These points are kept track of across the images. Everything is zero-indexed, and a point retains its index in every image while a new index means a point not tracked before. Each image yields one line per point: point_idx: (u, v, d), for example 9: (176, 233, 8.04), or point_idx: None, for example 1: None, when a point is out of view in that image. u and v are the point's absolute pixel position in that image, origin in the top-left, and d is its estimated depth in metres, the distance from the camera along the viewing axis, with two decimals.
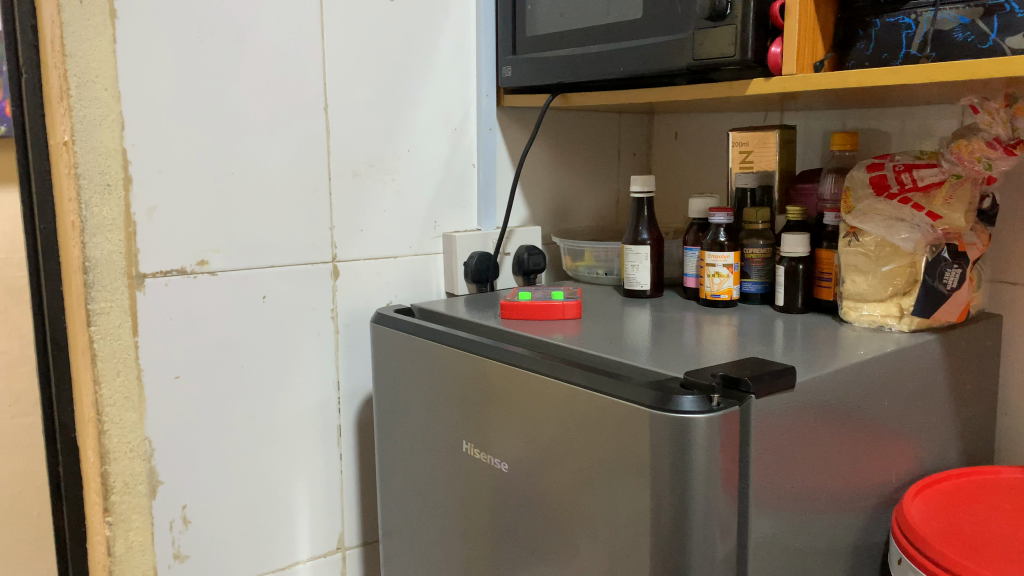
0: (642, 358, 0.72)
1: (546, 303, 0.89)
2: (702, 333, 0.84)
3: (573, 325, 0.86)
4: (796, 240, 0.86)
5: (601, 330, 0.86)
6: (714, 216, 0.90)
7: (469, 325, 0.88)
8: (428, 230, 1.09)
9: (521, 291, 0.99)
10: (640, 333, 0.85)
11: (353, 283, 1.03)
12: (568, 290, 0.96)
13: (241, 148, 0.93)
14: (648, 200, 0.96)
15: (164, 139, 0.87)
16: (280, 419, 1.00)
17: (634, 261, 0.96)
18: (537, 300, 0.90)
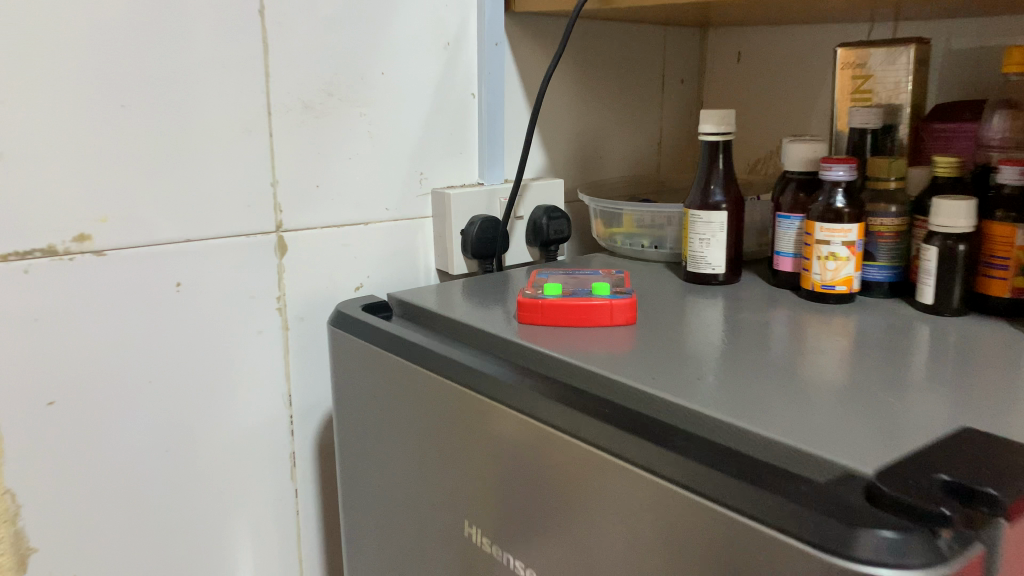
0: (756, 404, 0.44)
1: (582, 300, 0.59)
2: (818, 343, 0.56)
3: (626, 333, 0.58)
4: (957, 209, 0.57)
5: (668, 338, 0.57)
6: (830, 170, 0.62)
7: (467, 330, 0.60)
8: (412, 184, 0.80)
9: (542, 273, 0.70)
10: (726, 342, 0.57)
11: (308, 261, 0.74)
12: (607, 273, 0.67)
13: (138, 67, 0.63)
14: (725, 145, 0.68)
15: (11, 52, 0.57)
16: (209, 450, 0.72)
17: (703, 233, 0.68)
18: (569, 297, 0.60)
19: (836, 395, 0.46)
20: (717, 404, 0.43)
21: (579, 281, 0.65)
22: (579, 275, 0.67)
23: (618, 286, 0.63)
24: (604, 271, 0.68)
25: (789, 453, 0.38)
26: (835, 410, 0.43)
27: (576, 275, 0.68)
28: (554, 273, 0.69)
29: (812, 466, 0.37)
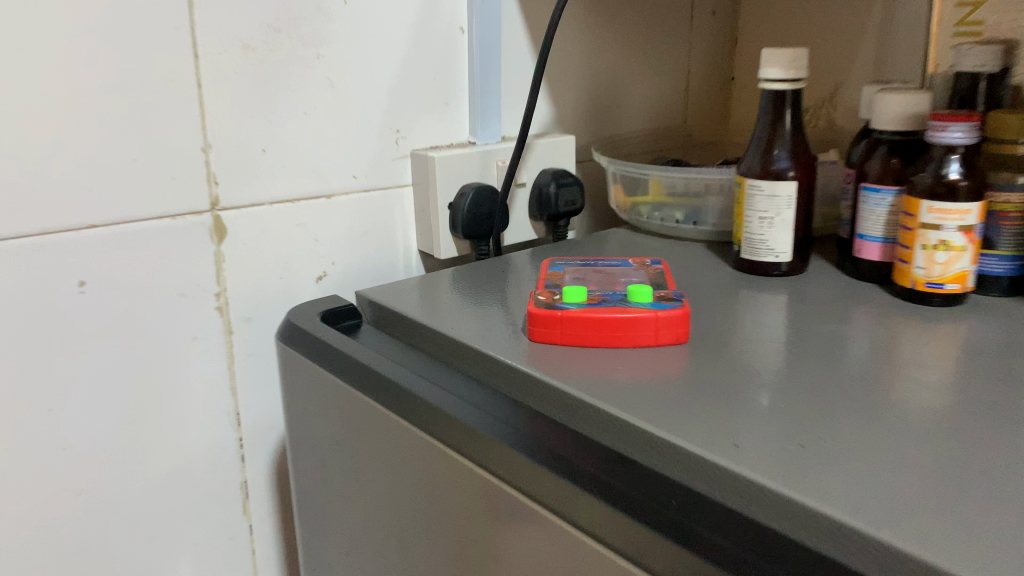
0: (890, 484, 0.29)
1: (615, 314, 0.44)
2: (931, 363, 0.42)
3: (676, 358, 0.43)
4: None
5: (733, 361, 0.42)
6: (945, 131, 0.46)
7: (461, 354, 0.44)
8: (386, 144, 0.63)
9: (558, 262, 0.54)
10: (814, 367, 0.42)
11: (255, 247, 0.58)
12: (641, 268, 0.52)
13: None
14: (794, 97, 0.52)
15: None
16: (135, 491, 0.57)
17: (765, 211, 0.53)
18: (598, 308, 0.44)
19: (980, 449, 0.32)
20: (833, 491, 0.28)
21: (607, 279, 0.50)
22: (606, 269, 0.52)
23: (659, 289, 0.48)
24: (637, 263, 0.53)
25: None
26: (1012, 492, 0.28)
27: (603, 268, 0.52)
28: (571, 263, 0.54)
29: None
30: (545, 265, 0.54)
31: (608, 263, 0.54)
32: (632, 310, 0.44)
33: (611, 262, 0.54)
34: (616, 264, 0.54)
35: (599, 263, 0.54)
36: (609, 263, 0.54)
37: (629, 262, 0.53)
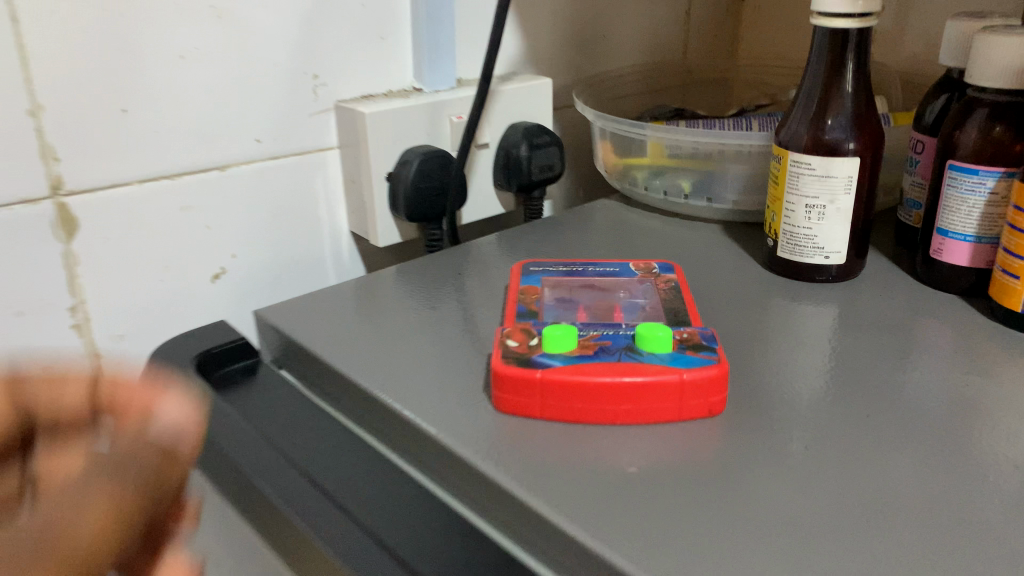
0: None
1: (622, 378, 0.30)
2: None
3: (711, 448, 0.29)
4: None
5: (794, 451, 0.29)
6: None
7: (413, 437, 0.31)
8: (301, 93, 0.47)
9: (533, 266, 0.40)
10: (912, 456, 0.29)
11: (119, 243, 0.42)
12: (649, 279, 0.39)
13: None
14: (860, 40, 0.37)
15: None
16: None
17: (814, 198, 0.39)
18: (596, 364, 0.30)
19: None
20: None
21: (606, 302, 0.37)
22: (602, 283, 0.38)
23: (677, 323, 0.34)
24: (643, 270, 0.39)
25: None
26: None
27: (599, 280, 0.39)
28: (551, 269, 0.40)
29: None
30: (514, 270, 0.40)
31: (603, 268, 0.40)
32: (648, 371, 0.30)
33: (608, 266, 0.40)
34: (613, 270, 0.39)
35: (591, 270, 0.39)
36: (606, 268, 0.40)
37: (632, 268, 0.39)
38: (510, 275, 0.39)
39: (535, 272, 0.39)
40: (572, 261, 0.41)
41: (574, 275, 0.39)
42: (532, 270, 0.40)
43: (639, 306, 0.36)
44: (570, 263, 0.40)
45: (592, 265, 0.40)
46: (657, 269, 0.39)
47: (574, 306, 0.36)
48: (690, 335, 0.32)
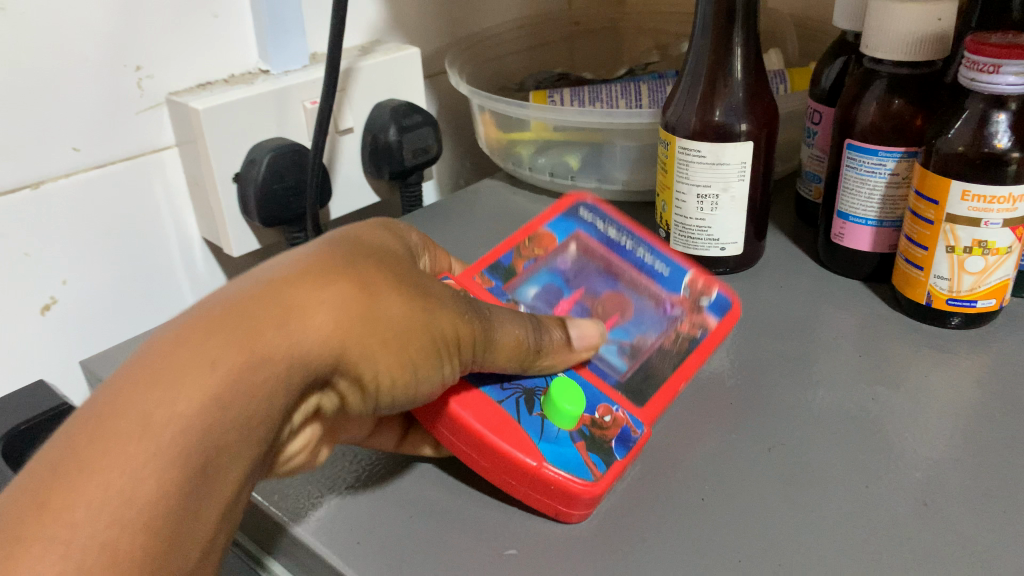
0: None
1: (478, 427, 0.26)
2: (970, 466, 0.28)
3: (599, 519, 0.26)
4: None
5: (689, 506, 0.26)
6: (998, 77, 0.29)
7: (263, 531, 0.27)
8: (121, 88, 0.40)
9: (588, 210, 0.34)
10: (817, 501, 0.26)
11: None
12: (678, 310, 0.33)
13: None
14: (749, 10, 0.33)
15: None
16: None
17: (706, 186, 0.35)
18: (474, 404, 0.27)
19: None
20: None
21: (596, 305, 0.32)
22: (624, 275, 0.33)
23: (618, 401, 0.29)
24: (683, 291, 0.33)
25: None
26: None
27: (626, 271, 0.33)
28: (597, 227, 0.34)
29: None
30: (571, 199, 0.35)
31: (651, 261, 0.34)
32: (509, 434, 0.26)
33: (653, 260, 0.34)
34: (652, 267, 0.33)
35: (627, 252, 0.34)
36: (653, 263, 0.33)
37: (677, 279, 0.33)
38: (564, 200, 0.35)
39: (580, 219, 0.34)
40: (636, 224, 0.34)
41: (608, 253, 0.33)
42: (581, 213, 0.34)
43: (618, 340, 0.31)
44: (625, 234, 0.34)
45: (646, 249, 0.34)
46: (706, 302, 0.33)
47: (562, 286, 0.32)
48: (612, 423, 0.28)
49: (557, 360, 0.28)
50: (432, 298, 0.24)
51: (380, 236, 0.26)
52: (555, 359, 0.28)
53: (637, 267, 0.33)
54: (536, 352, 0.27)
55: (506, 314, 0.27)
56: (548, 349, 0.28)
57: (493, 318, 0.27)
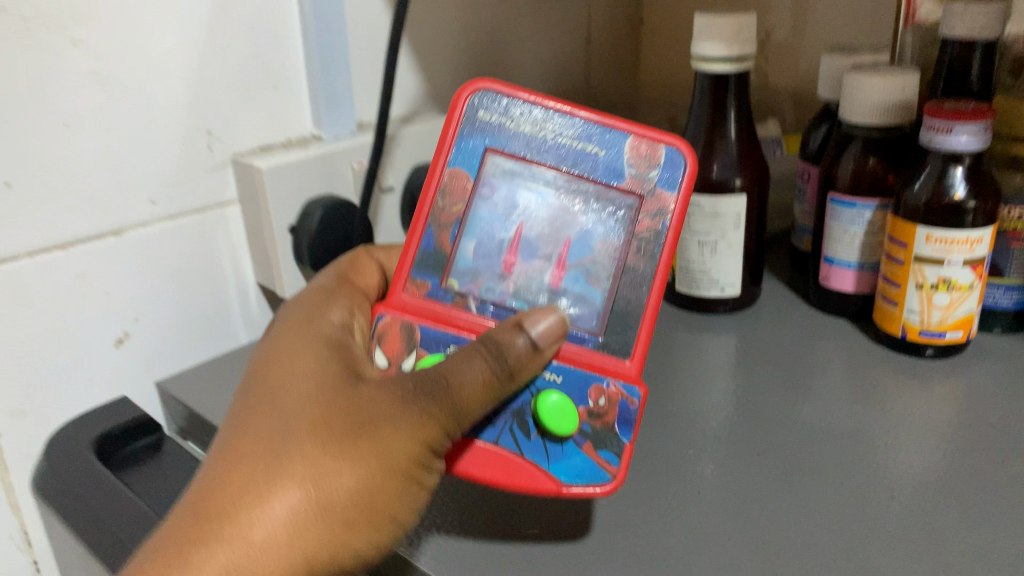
0: None
1: (494, 476, 0.31)
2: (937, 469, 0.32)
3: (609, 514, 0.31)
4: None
5: (691, 502, 0.31)
6: (951, 135, 0.34)
7: None
8: (193, 152, 0.46)
9: (486, 110, 0.34)
10: (801, 495, 0.31)
11: (12, 324, 0.41)
12: (632, 197, 0.33)
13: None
14: (740, 80, 0.39)
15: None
16: None
17: (705, 234, 0.40)
18: (483, 453, 0.31)
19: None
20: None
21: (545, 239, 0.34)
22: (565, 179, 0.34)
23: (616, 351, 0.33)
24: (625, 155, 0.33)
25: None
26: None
27: (563, 172, 0.34)
28: (507, 124, 0.34)
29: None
30: (460, 103, 0.34)
31: (583, 146, 0.34)
32: (522, 476, 0.31)
33: (584, 133, 0.34)
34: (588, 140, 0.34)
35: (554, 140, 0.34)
36: (586, 147, 0.33)
37: (618, 159, 0.33)
38: (455, 109, 0.34)
39: (480, 129, 0.34)
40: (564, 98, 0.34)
41: (525, 156, 0.34)
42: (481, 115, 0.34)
43: (580, 271, 0.34)
44: (536, 116, 0.34)
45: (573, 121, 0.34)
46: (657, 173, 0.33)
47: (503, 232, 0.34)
48: (607, 406, 0.32)
49: (534, 364, 0.30)
50: (369, 424, 0.28)
51: (295, 369, 0.30)
52: (520, 376, 0.30)
53: (575, 155, 0.34)
54: (499, 389, 0.29)
55: (453, 364, 0.29)
56: (511, 378, 0.30)
57: (449, 384, 0.29)
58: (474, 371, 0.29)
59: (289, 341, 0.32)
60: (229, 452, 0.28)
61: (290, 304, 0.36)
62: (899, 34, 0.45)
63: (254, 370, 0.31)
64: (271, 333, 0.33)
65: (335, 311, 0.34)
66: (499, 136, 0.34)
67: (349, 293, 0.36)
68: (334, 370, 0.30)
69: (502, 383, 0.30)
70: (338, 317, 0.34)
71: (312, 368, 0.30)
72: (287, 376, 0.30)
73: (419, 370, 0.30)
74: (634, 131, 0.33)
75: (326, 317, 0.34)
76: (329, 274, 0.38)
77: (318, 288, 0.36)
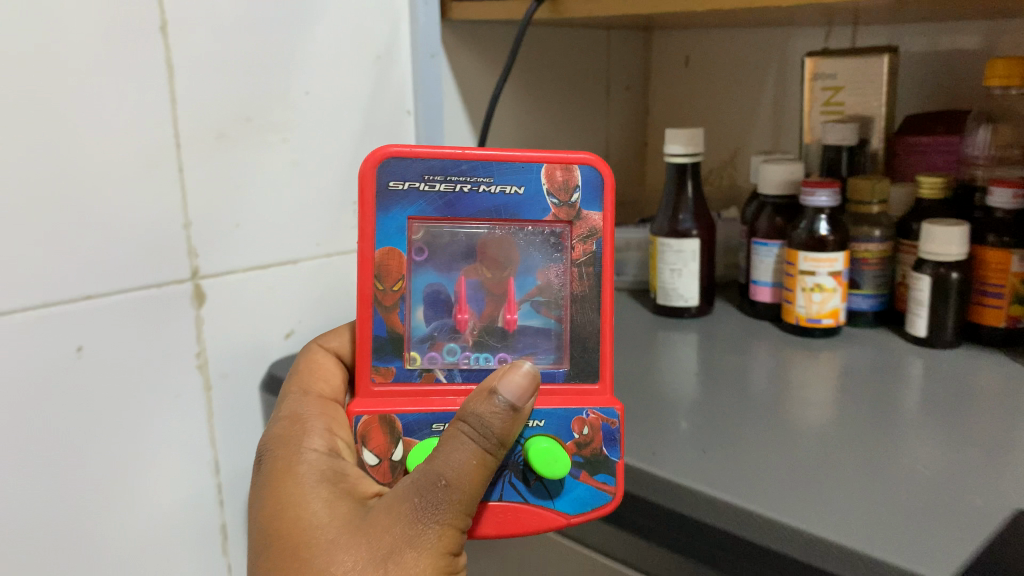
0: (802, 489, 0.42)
1: (520, 524, 0.45)
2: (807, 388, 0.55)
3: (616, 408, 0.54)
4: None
5: (664, 405, 0.54)
6: (813, 195, 0.57)
7: None
8: (345, 215, 0.72)
9: (395, 181, 0.46)
10: (724, 400, 0.54)
11: (230, 312, 0.65)
12: (560, 223, 0.47)
13: (16, 81, 0.51)
14: (694, 168, 0.62)
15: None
16: (122, 541, 0.61)
17: (674, 263, 0.63)
18: (494, 512, 0.44)
19: (825, 446, 0.48)
20: (725, 485, 0.43)
21: (490, 284, 0.49)
22: (494, 222, 0.48)
23: (579, 365, 0.48)
24: (543, 184, 0.47)
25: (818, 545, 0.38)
26: (850, 476, 0.44)
27: (491, 218, 0.47)
28: (422, 189, 0.46)
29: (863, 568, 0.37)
30: (371, 184, 0.46)
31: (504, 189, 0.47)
32: (538, 517, 0.45)
33: (498, 178, 0.47)
34: (504, 182, 0.47)
35: (475, 192, 0.46)
36: (505, 190, 0.47)
37: (540, 193, 0.47)
38: (368, 196, 0.46)
39: (396, 200, 0.46)
40: (466, 151, 0.46)
41: (449, 213, 0.47)
42: (394, 189, 0.46)
43: (530, 304, 0.49)
44: (446, 176, 0.46)
45: (485, 172, 0.47)
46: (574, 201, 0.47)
47: (451, 291, 0.48)
48: (584, 440, 0.45)
49: (512, 428, 0.42)
50: (400, 542, 0.39)
51: (309, 515, 0.41)
52: (500, 445, 0.41)
53: (500, 199, 0.47)
54: (490, 463, 0.41)
55: (445, 466, 0.40)
56: (494, 455, 0.41)
57: (446, 482, 0.40)
58: (462, 456, 0.40)
59: (287, 490, 0.42)
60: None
61: (273, 447, 0.46)
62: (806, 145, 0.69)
63: (269, 519, 0.41)
64: (270, 487, 0.43)
65: (312, 446, 0.45)
66: (421, 204, 0.46)
67: (320, 406, 0.49)
68: (343, 508, 0.41)
69: (491, 454, 0.41)
70: (317, 451, 0.45)
71: (323, 511, 0.41)
72: (307, 526, 0.40)
73: (416, 474, 0.41)
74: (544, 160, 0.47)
75: (307, 456, 0.44)
76: (293, 387, 0.51)
77: (293, 425, 0.47)
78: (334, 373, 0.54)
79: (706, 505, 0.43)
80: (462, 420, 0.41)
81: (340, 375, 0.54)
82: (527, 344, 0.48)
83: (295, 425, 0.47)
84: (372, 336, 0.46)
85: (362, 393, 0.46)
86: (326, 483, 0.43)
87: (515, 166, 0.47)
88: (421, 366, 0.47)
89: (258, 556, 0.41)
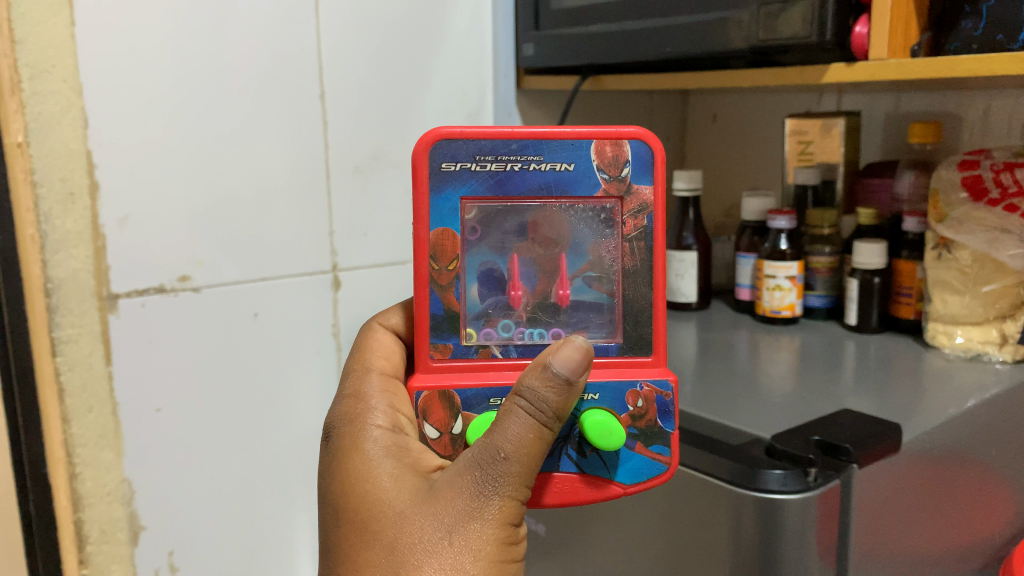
0: (758, 417, 0.60)
1: (578, 491, 0.52)
2: (760, 355, 0.76)
3: None
4: (953, 179, 0.74)
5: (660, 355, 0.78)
6: (774, 219, 0.81)
7: None
8: None
9: (447, 162, 0.52)
10: (693, 361, 0.75)
11: (357, 296, 0.91)
12: (612, 199, 0.54)
13: (231, 135, 0.79)
14: (695, 200, 0.86)
15: (127, 119, 0.72)
16: (273, 453, 0.87)
17: (679, 270, 0.87)
18: (556, 482, 0.51)
19: (785, 397, 0.65)
20: (706, 408, 0.63)
21: (542, 260, 0.56)
22: (545, 199, 0.54)
23: (632, 338, 0.54)
24: (593, 161, 0.53)
25: (757, 443, 0.56)
26: (792, 406, 0.63)
27: (542, 194, 0.53)
28: (473, 169, 0.53)
29: (749, 440, 0.57)
30: (424, 166, 0.52)
31: (555, 164, 0.53)
32: (596, 485, 0.52)
33: (548, 156, 0.53)
34: (554, 160, 0.53)
35: (524, 170, 0.53)
36: (557, 165, 0.53)
37: (591, 166, 0.53)
38: (422, 177, 0.52)
39: (448, 180, 0.53)
40: (516, 131, 0.53)
41: (501, 190, 0.53)
42: (446, 170, 0.52)
43: (582, 279, 0.55)
44: (496, 156, 0.53)
45: (535, 151, 0.53)
46: (627, 176, 0.53)
47: (504, 268, 0.55)
48: (639, 408, 0.52)
49: (568, 397, 0.47)
50: (464, 514, 0.44)
51: (376, 491, 0.47)
52: (558, 412, 0.47)
53: (550, 176, 0.53)
54: (546, 431, 0.46)
55: (504, 435, 0.45)
56: (548, 423, 0.46)
57: (505, 455, 0.45)
58: (520, 428, 0.45)
59: (356, 466, 0.49)
60: (361, 564, 0.45)
61: (341, 423, 0.53)
62: (786, 184, 0.95)
63: (342, 493, 0.48)
64: (341, 464, 0.50)
65: (375, 423, 0.51)
66: (472, 183, 0.53)
67: (381, 383, 0.55)
68: (408, 481, 0.47)
69: (548, 423, 0.46)
70: (381, 427, 0.51)
71: (391, 486, 0.47)
72: (376, 499, 0.46)
73: (477, 443, 0.46)
74: (596, 136, 0.53)
75: (372, 434, 0.50)
76: (354, 364, 0.58)
77: (357, 403, 0.53)
78: (392, 350, 0.60)
79: (692, 419, 0.62)
80: (520, 395, 0.46)
81: (399, 351, 0.60)
82: (580, 319, 0.55)
83: (358, 403, 0.53)
84: (429, 314, 0.53)
85: (424, 369, 0.53)
86: (391, 457, 0.49)
87: (565, 144, 0.53)
88: (476, 343, 0.53)
89: (334, 529, 0.47)
